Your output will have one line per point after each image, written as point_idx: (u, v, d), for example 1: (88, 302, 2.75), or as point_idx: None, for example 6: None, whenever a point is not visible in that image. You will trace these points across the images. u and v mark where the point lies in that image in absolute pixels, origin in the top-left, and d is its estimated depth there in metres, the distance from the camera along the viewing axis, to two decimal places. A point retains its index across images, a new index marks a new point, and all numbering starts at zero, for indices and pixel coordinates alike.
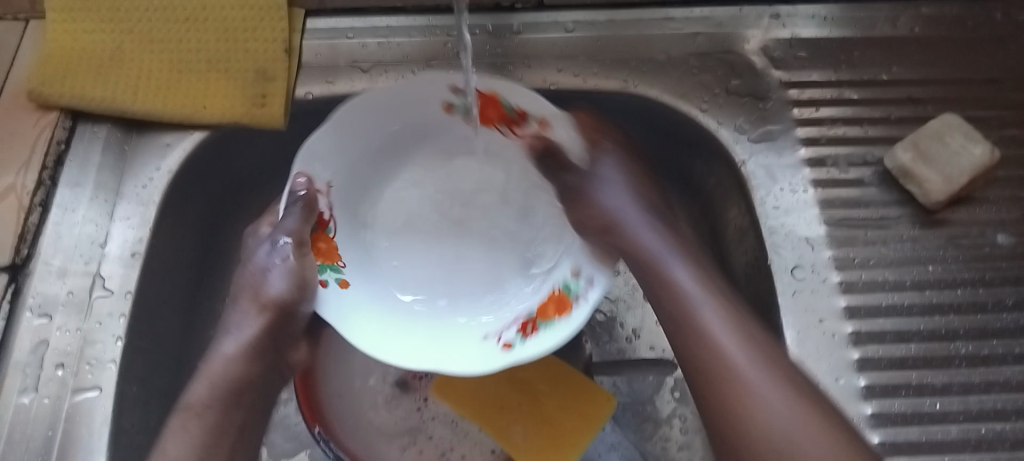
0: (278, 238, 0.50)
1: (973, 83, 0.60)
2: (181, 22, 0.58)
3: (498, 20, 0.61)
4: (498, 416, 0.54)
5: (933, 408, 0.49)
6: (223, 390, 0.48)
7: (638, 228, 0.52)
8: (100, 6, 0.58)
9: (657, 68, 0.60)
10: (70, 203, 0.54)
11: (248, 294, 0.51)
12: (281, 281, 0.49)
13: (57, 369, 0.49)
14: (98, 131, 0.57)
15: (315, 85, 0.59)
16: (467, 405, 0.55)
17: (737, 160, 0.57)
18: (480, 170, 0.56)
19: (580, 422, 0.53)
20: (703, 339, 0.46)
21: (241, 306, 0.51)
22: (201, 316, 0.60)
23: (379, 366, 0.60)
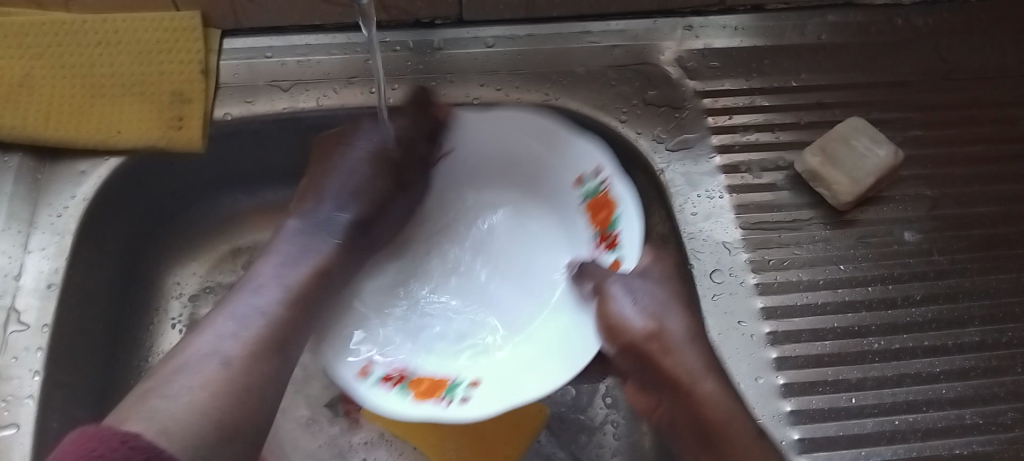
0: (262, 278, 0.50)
1: (878, 87, 0.62)
2: (93, 46, 0.57)
3: (419, 36, 0.62)
4: (429, 433, 0.55)
5: (849, 402, 0.51)
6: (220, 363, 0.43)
7: (663, 315, 0.49)
8: (6, 31, 0.56)
9: (577, 81, 0.61)
10: None
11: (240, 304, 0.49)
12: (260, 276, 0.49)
13: None
14: (9, 161, 0.56)
15: (234, 106, 0.58)
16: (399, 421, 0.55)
17: (656, 169, 0.58)
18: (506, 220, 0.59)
19: (513, 431, 0.55)
20: (701, 405, 0.46)
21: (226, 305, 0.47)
22: (124, 345, 0.59)
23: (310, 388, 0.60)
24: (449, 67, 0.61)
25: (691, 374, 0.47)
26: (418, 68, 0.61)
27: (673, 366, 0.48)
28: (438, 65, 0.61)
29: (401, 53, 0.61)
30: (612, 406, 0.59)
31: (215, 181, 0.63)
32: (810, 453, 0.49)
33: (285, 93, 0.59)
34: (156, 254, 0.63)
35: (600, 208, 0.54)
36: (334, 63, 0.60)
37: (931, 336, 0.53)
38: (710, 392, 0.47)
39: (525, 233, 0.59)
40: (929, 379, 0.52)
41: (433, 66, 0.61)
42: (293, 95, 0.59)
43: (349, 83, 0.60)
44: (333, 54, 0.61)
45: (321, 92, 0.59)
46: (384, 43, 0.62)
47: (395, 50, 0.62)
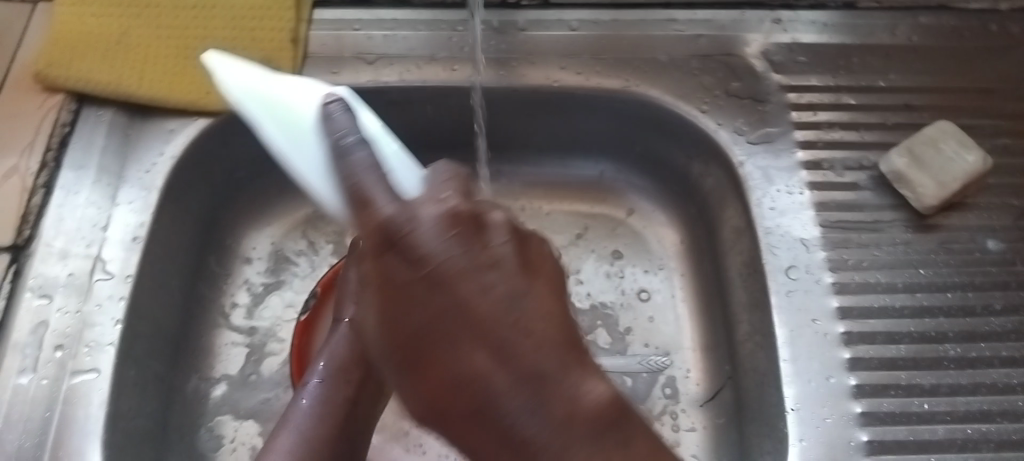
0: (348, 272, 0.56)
1: (970, 92, 0.61)
2: (190, 12, 0.59)
3: (504, 16, 0.62)
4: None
5: (921, 407, 0.50)
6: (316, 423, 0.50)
7: (449, 312, 0.31)
8: None
9: (658, 68, 0.61)
10: (73, 185, 0.55)
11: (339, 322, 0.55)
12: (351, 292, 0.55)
13: (55, 350, 0.50)
14: (102, 114, 0.57)
15: (320, 76, 0.59)
16: None
17: (735, 161, 0.58)
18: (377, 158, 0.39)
19: None
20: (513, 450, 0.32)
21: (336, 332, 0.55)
22: (197, 301, 0.61)
23: None
24: (531, 48, 0.61)
25: (499, 407, 0.32)
26: (500, 47, 0.61)
27: (480, 436, 0.33)
28: (521, 45, 0.61)
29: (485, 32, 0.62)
30: (671, 396, 0.62)
31: None
32: (877, 456, 0.48)
33: (370, 65, 0.60)
34: (233, 216, 0.64)
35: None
36: (420, 38, 0.61)
37: (1010, 347, 0.52)
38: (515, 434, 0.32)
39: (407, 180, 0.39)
40: (1006, 391, 0.51)
41: (516, 46, 0.61)
42: (377, 67, 0.60)
43: (433, 59, 0.60)
44: (419, 29, 0.61)
45: (406, 67, 0.60)
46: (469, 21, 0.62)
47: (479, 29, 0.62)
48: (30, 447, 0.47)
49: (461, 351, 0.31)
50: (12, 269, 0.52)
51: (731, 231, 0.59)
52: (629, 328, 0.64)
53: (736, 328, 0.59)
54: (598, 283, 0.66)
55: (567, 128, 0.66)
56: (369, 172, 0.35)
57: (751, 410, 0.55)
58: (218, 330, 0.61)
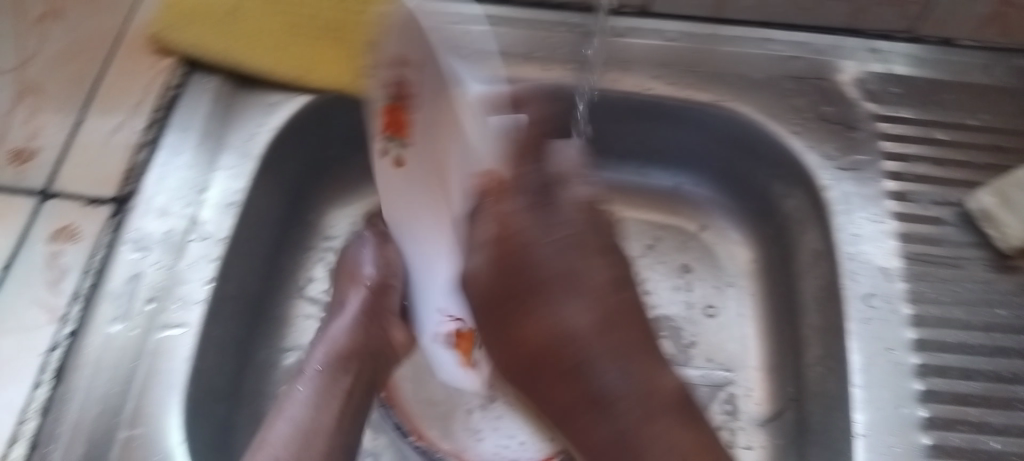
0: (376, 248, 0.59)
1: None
2: None
3: (601, 21, 0.63)
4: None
5: (991, 446, 0.50)
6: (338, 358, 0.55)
7: None
8: None
9: (749, 86, 0.61)
10: (177, 146, 0.56)
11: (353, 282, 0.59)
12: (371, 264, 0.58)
13: (147, 303, 0.51)
14: (208, 82, 0.59)
15: None
16: None
17: (822, 184, 0.58)
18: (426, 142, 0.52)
19: None
20: None
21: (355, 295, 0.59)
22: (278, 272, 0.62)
23: None
24: (626, 55, 0.62)
25: None
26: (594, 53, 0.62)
27: None
28: (616, 52, 0.62)
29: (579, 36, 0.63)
30: (731, 413, 0.62)
31: None
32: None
33: None
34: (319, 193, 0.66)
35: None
36: (516, 37, 0.63)
37: None
38: None
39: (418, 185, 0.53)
40: None
41: (610, 53, 0.62)
42: None
43: (529, 58, 0.62)
44: (517, 28, 0.63)
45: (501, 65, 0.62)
46: (569, 23, 0.63)
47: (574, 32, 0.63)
48: (117, 392, 0.48)
49: None
50: (113, 220, 0.53)
51: (809, 254, 0.60)
52: (693, 342, 0.65)
53: (806, 352, 0.59)
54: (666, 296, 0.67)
55: (653, 137, 0.66)
56: None
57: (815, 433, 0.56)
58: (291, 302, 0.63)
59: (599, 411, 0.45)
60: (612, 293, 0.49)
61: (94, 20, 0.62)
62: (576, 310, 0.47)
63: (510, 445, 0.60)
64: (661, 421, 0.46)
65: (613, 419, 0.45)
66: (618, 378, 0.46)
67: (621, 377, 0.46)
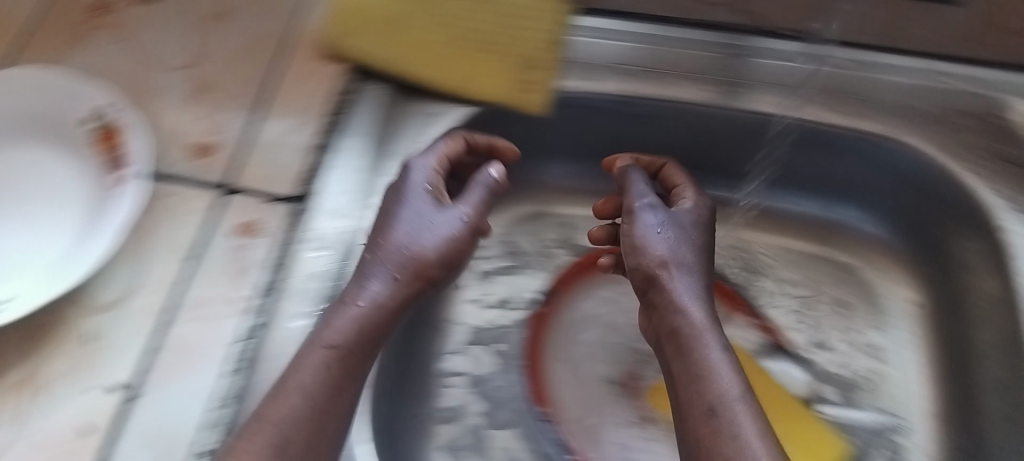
0: (419, 160, 0.52)
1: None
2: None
3: (740, 41, 0.63)
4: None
5: None
6: (352, 335, 0.46)
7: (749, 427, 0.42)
8: None
9: (913, 117, 0.60)
10: (346, 151, 0.57)
11: (418, 208, 0.50)
12: (434, 239, 0.49)
13: (324, 302, 0.50)
14: (375, 90, 0.61)
15: (581, 81, 0.62)
16: None
17: (998, 224, 0.55)
18: (28, 164, 0.56)
19: None
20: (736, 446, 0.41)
21: (382, 269, 0.48)
22: None
23: (601, 357, 0.60)
24: (758, 78, 0.62)
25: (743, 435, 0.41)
26: (725, 73, 0.62)
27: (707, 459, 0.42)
28: (747, 73, 0.62)
29: (719, 56, 0.62)
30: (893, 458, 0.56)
31: (548, 144, 0.66)
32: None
33: (621, 76, 0.62)
34: None
35: (107, 139, 0.55)
36: (677, 56, 0.63)
37: None
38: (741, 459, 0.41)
39: (13, 181, 0.55)
40: None
41: (743, 75, 0.62)
42: (629, 79, 0.62)
43: (674, 76, 0.62)
44: (683, 47, 0.63)
45: (652, 81, 0.62)
46: (720, 46, 0.63)
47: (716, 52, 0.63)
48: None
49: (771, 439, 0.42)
50: (292, 220, 0.53)
51: (981, 300, 0.56)
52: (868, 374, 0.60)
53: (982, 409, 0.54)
54: (837, 338, 0.61)
55: (810, 164, 0.64)
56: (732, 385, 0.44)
57: None
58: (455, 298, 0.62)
59: (695, 343, 0.46)
60: (706, 249, 0.52)
61: (265, 17, 0.64)
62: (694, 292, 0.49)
63: None
64: (722, 354, 0.45)
65: (675, 313, 0.48)
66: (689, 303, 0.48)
67: (725, 346, 0.46)
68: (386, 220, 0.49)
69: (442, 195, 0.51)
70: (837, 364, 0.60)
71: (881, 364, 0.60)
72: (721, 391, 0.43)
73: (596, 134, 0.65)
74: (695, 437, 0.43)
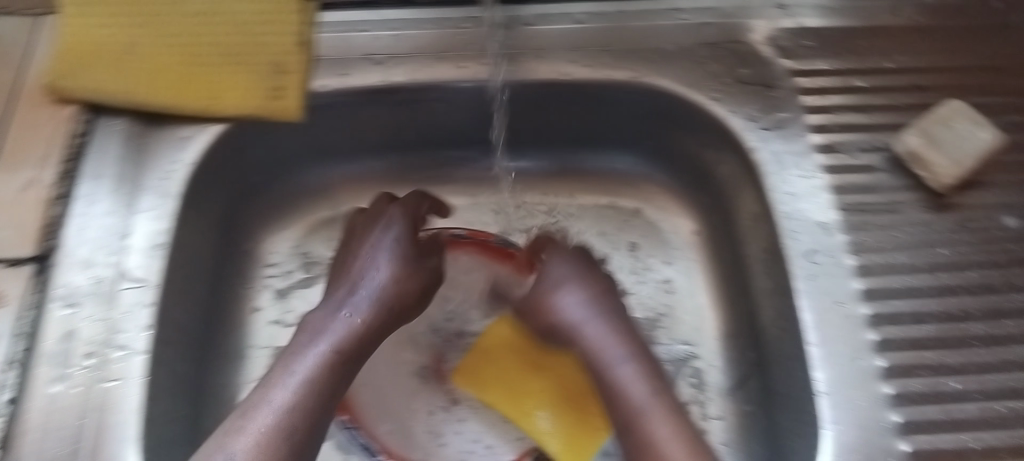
0: (388, 219, 0.55)
1: (993, 70, 0.62)
2: (196, 16, 0.58)
3: (509, 12, 0.63)
4: (525, 404, 0.56)
5: (953, 386, 0.48)
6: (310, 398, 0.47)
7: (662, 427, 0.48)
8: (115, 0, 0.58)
9: (665, 57, 0.62)
10: (92, 194, 0.53)
11: (365, 256, 0.54)
12: (385, 279, 0.53)
13: (86, 358, 0.47)
14: (115, 124, 0.57)
15: (330, 79, 0.60)
16: (490, 390, 0.57)
17: (749, 146, 0.58)
18: None
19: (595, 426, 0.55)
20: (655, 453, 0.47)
21: (342, 311, 0.51)
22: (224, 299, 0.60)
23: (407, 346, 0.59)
24: (538, 45, 0.62)
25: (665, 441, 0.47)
26: (506, 44, 0.62)
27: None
28: (527, 41, 0.62)
29: (490, 29, 0.62)
30: (698, 386, 0.59)
31: (319, 148, 0.64)
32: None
33: (378, 66, 0.61)
34: (260, 205, 0.64)
35: None
36: (426, 38, 0.62)
37: None
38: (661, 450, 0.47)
39: None
40: None
41: (521, 42, 0.62)
42: (386, 67, 0.61)
43: (440, 57, 0.61)
44: (423, 28, 0.62)
45: (413, 67, 0.61)
46: (478, 19, 0.63)
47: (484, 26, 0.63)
48: (65, 456, 0.44)
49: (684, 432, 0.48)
50: (39, 278, 0.49)
51: (749, 218, 0.59)
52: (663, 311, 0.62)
53: (759, 314, 0.57)
54: (632, 280, 0.64)
55: (581, 121, 0.65)
56: (641, 392, 0.49)
57: (780, 399, 0.53)
58: (247, 319, 0.61)
59: (600, 364, 0.51)
60: (585, 256, 0.55)
61: None
62: (585, 304, 0.52)
63: (475, 449, 0.55)
64: (629, 366, 0.51)
65: (569, 334, 0.52)
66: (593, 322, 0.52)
67: (627, 357, 0.51)
68: (343, 279, 0.53)
69: (413, 244, 0.55)
70: (637, 307, 0.62)
71: (676, 297, 0.63)
72: (639, 402, 0.49)
73: (362, 133, 0.64)
74: (628, 444, 0.49)
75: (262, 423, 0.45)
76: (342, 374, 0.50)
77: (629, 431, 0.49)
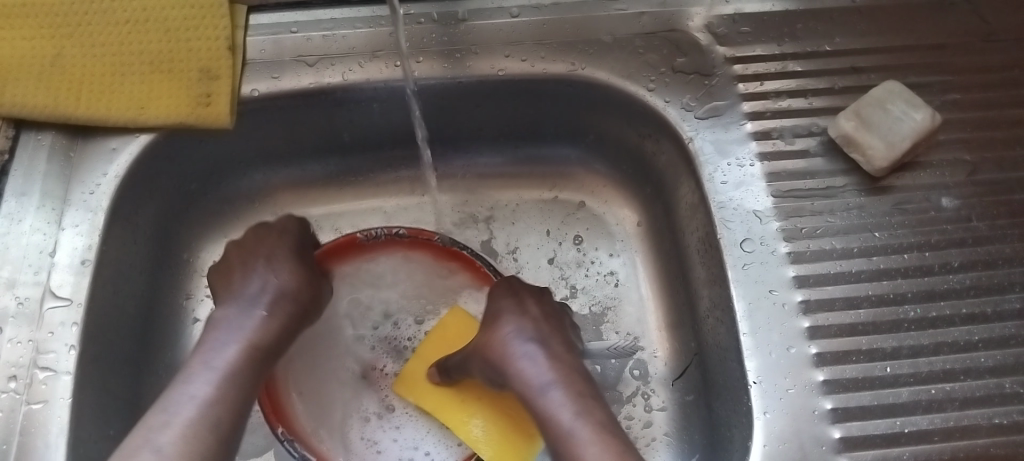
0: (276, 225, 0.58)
1: (938, 48, 0.60)
2: (121, 25, 0.57)
3: (444, 8, 0.62)
4: (459, 410, 0.58)
5: (885, 371, 0.50)
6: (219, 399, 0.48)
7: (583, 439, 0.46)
8: (36, 11, 0.57)
9: (603, 49, 0.60)
10: (17, 213, 0.53)
11: (241, 264, 0.55)
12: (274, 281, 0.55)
13: (10, 381, 0.48)
14: (42, 139, 0.56)
15: (261, 82, 0.59)
16: (429, 399, 0.58)
17: (685, 137, 0.57)
18: None
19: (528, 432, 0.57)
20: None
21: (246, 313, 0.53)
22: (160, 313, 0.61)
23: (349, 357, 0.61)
24: (474, 39, 0.60)
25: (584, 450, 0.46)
26: (443, 39, 0.61)
27: None
28: (464, 36, 0.61)
29: (426, 25, 0.61)
30: (641, 378, 0.60)
31: (255, 152, 0.64)
32: (850, 452, 0.47)
33: (310, 68, 0.59)
34: (200, 215, 0.65)
35: None
36: (358, 38, 0.60)
37: (970, 303, 0.52)
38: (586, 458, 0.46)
39: None
40: (967, 347, 0.50)
41: (458, 37, 0.61)
42: (318, 69, 0.59)
43: (373, 57, 0.60)
44: (357, 28, 0.61)
45: (346, 67, 0.60)
46: (411, 16, 0.61)
47: (420, 22, 0.61)
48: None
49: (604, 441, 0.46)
50: None
51: (687, 209, 0.58)
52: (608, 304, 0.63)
53: (698, 303, 0.57)
54: (577, 273, 0.64)
55: (518, 115, 0.64)
56: (564, 413, 0.48)
57: (717, 389, 0.54)
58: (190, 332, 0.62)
59: (528, 396, 0.50)
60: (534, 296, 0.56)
61: None
62: (526, 339, 0.52)
63: (417, 453, 0.58)
64: (555, 389, 0.49)
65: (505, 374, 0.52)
66: (531, 353, 0.51)
67: (554, 381, 0.50)
68: (229, 295, 0.54)
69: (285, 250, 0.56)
70: (583, 300, 0.63)
71: (620, 288, 0.63)
72: (561, 424, 0.48)
73: (298, 135, 0.64)
74: None
75: (189, 418, 0.46)
76: (256, 369, 0.51)
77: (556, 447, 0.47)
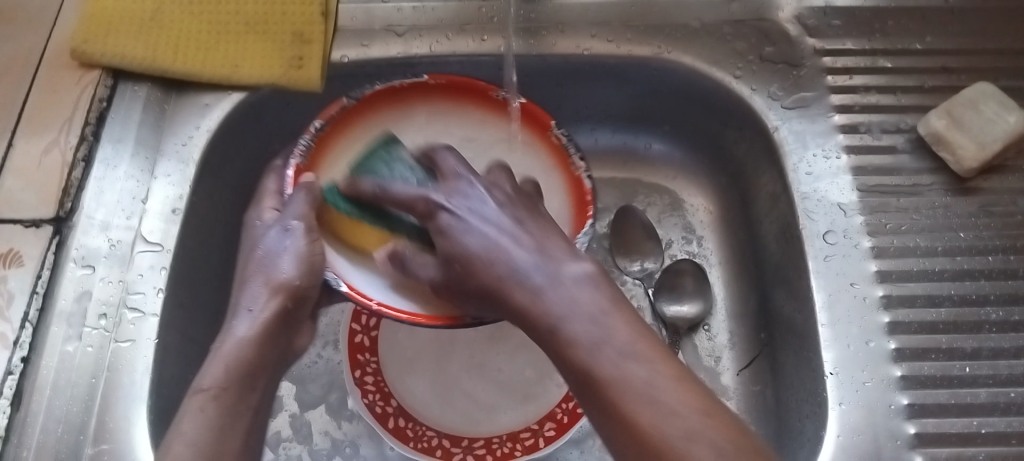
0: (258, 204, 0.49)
1: None
2: None
3: None
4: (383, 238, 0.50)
5: (963, 371, 0.49)
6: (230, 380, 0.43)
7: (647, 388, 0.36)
8: None
9: (690, 34, 0.60)
10: (113, 159, 0.55)
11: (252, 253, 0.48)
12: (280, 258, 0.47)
13: (99, 319, 0.50)
14: (139, 89, 0.57)
15: (351, 49, 0.60)
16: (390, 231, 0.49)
17: (771, 125, 0.57)
18: None
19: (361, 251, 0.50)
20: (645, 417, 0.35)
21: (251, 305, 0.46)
22: None
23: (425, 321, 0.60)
24: (561, 19, 0.60)
25: (656, 404, 0.35)
26: (530, 17, 0.60)
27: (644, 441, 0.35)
28: (551, 15, 0.61)
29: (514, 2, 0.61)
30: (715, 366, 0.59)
31: None
32: (925, 449, 0.47)
33: (400, 38, 0.60)
34: None
35: None
36: (448, 10, 0.61)
37: None
38: (655, 398, 0.35)
39: None
40: None
41: (545, 16, 0.60)
42: (407, 40, 0.60)
43: (462, 30, 0.61)
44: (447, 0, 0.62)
45: (435, 39, 0.60)
46: None
47: None
48: (77, 412, 0.47)
49: (674, 382, 0.36)
50: (55, 241, 0.51)
51: (767, 199, 0.58)
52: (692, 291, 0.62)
53: (773, 292, 0.57)
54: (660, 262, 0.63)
55: (598, 97, 0.64)
56: (593, 334, 0.37)
57: (789, 379, 0.54)
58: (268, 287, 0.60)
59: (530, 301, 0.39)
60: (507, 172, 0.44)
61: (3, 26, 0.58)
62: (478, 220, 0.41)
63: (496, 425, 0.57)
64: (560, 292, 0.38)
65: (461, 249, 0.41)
66: (479, 224, 0.41)
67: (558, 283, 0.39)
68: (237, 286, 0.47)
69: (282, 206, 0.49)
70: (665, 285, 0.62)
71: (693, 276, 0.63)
72: (600, 352, 0.37)
73: None
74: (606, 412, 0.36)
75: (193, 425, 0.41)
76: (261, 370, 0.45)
77: (619, 378, 0.36)
